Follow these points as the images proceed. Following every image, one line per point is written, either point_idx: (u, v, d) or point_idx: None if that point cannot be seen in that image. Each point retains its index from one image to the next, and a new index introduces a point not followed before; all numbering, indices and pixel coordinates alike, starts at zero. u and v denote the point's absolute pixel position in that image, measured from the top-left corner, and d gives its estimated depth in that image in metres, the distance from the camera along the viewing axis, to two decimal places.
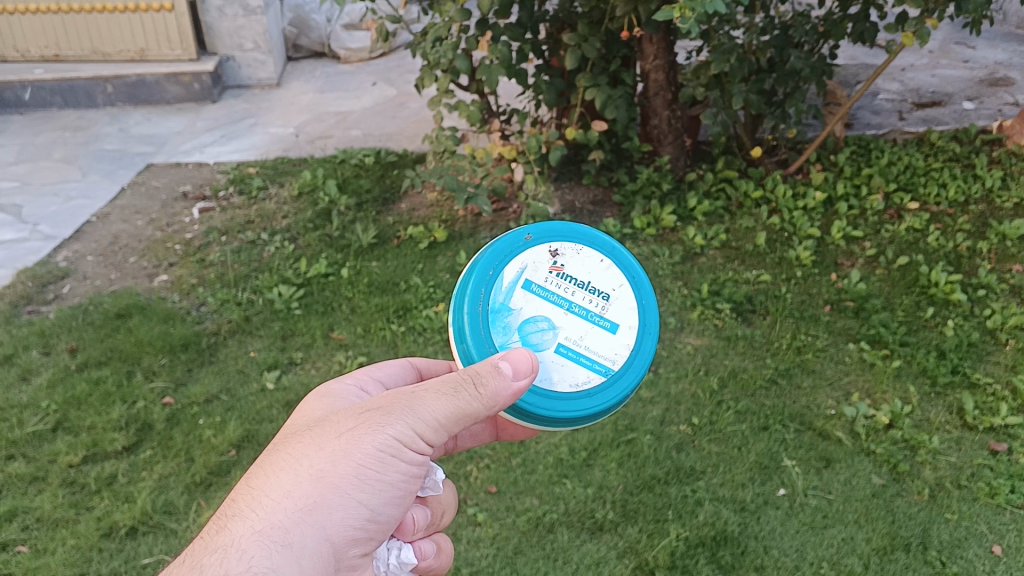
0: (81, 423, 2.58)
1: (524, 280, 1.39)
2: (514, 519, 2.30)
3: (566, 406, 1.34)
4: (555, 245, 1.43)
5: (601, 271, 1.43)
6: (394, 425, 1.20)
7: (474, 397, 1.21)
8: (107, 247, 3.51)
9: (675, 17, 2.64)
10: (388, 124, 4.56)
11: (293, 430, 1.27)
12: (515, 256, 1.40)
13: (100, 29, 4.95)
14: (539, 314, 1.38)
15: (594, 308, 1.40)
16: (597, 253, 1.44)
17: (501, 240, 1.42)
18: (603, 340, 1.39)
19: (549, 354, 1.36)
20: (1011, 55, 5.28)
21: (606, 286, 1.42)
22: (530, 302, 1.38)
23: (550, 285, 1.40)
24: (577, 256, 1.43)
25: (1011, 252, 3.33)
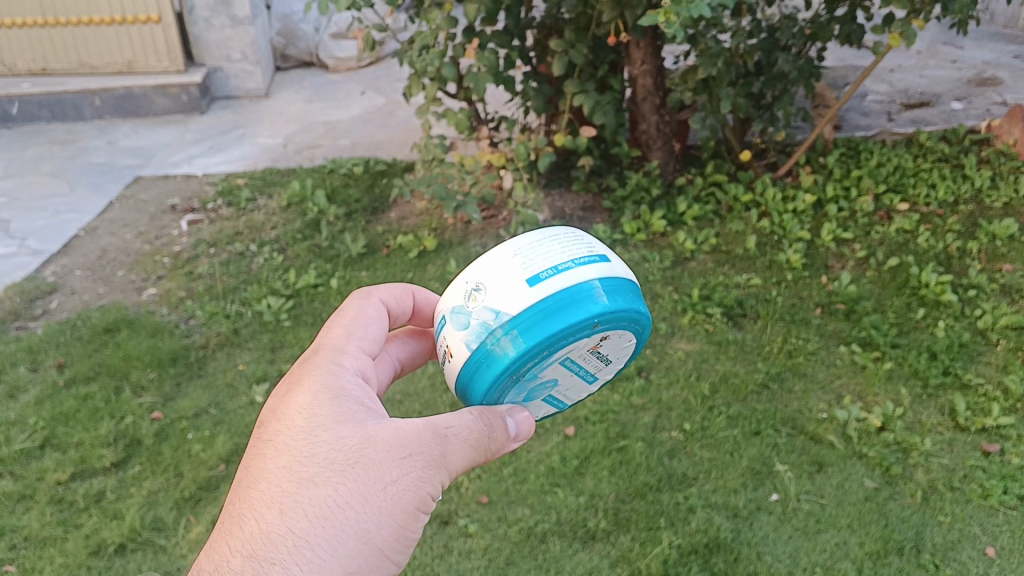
0: (70, 439, 2.56)
1: (563, 356, 1.26)
2: (506, 529, 2.29)
3: None
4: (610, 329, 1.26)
5: (621, 347, 1.34)
6: (432, 481, 1.17)
7: (484, 450, 1.24)
8: (95, 261, 3.49)
9: (661, 22, 2.64)
10: (377, 133, 4.55)
11: (314, 454, 1.15)
12: (572, 342, 1.22)
13: (87, 42, 4.94)
14: (552, 378, 1.32)
15: (592, 371, 1.37)
16: (633, 334, 1.32)
17: (574, 316, 1.19)
18: (578, 389, 1.40)
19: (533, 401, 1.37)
20: (998, 55, 5.29)
21: (614, 356, 1.36)
22: (552, 369, 1.29)
23: (579, 359, 1.30)
24: (618, 339, 1.30)
25: (1001, 252, 3.33)
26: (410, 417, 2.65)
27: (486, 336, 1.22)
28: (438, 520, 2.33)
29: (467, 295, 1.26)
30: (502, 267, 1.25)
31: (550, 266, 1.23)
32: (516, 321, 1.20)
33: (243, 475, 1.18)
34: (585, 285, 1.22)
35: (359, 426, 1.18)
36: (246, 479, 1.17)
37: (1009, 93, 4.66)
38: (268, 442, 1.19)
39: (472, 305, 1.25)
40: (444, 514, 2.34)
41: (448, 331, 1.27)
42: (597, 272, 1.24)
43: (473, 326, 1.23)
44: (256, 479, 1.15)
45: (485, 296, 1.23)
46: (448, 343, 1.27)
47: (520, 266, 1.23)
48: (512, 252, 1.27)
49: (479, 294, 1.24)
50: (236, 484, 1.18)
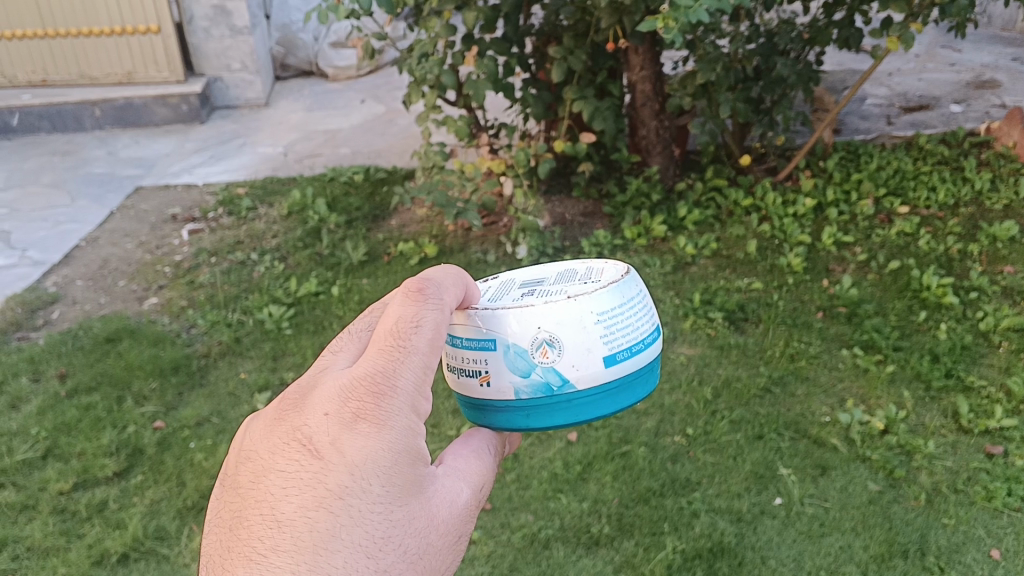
0: (72, 449, 2.56)
1: None
2: (509, 536, 2.29)
3: None
4: None
5: None
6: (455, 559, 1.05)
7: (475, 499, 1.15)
8: (97, 271, 3.50)
9: (659, 27, 2.65)
10: (377, 141, 4.56)
11: (394, 536, 0.92)
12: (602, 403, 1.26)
13: (87, 53, 4.95)
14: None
15: None
16: None
17: (626, 400, 1.23)
18: None
19: None
20: (997, 57, 5.29)
21: None
22: None
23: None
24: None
25: (1003, 254, 3.33)
26: None
27: (542, 396, 1.18)
28: None
29: (536, 340, 1.17)
30: (583, 331, 1.18)
31: (626, 346, 1.21)
32: (578, 396, 1.18)
33: (298, 530, 0.86)
34: (643, 369, 1.24)
35: (424, 501, 0.98)
36: (310, 540, 0.86)
37: (1009, 96, 4.67)
38: (336, 498, 0.89)
39: (539, 358, 1.17)
40: None
41: (497, 363, 1.18)
42: (651, 353, 1.26)
43: (531, 377, 1.17)
44: (327, 548, 0.86)
45: (558, 357, 1.17)
46: (491, 371, 1.19)
47: (601, 339, 1.19)
48: (595, 313, 1.20)
49: (552, 351, 1.17)
50: (284, 536, 0.86)
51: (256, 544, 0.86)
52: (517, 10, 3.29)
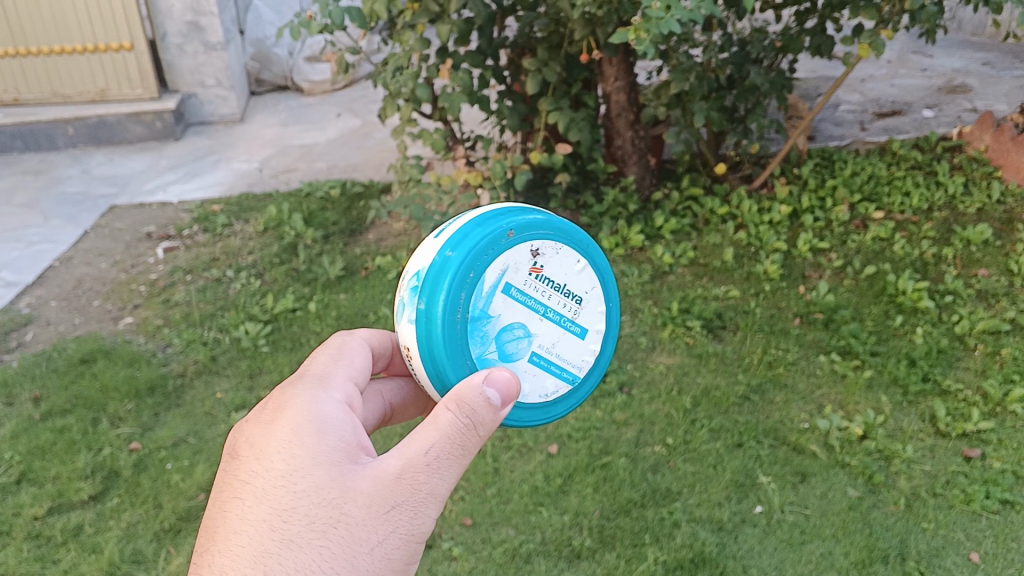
0: (46, 473, 2.53)
1: (504, 285, 1.23)
2: (490, 551, 2.27)
3: (533, 416, 1.30)
4: (536, 243, 1.26)
5: (578, 272, 1.30)
6: (426, 520, 1.07)
7: (476, 448, 1.12)
8: (71, 291, 3.46)
9: (630, 39, 2.66)
10: (354, 155, 4.55)
11: (297, 511, 1.01)
12: (496, 258, 1.22)
13: (59, 71, 4.91)
14: (516, 322, 1.26)
15: (567, 313, 1.31)
16: (575, 252, 1.30)
17: (481, 234, 1.22)
18: (573, 346, 1.32)
19: (523, 365, 1.27)
20: (967, 62, 5.35)
21: (579, 289, 1.31)
22: (509, 309, 1.24)
23: (528, 288, 1.26)
24: (557, 255, 1.28)
25: (976, 257, 3.36)
26: None
27: (418, 298, 1.22)
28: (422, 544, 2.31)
29: (395, 288, 1.29)
30: (417, 252, 1.30)
31: (450, 223, 1.28)
32: (431, 269, 1.22)
33: (218, 522, 1.04)
34: (487, 213, 1.26)
35: (344, 471, 1.05)
36: (222, 528, 1.03)
37: (979, 100, 4.72)
38: (245, 486, 1.05)
39: (401, 292, 1.27)
40: (427, 538, 2.32)
41: (397, 330, 1.27)
42: (496, 207, 1.28)
43: (406, 300, 1.24)
44: (234, 531, 1.01)
45: (407, 274, 1.26)
46: (401, 340, 1.26)
47: (427, 239, 1.29)
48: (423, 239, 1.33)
49: (403, 278, 1.27)
50: (209, 531, 1.04)
51: (200, 542, 1.05)
52: (490, 23, 3.28)
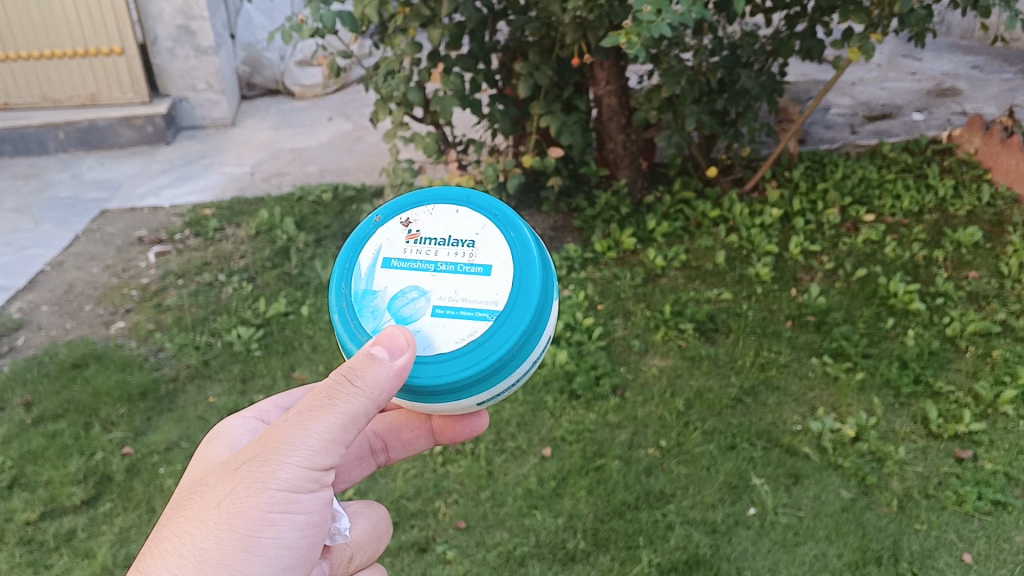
0: (38, 478, 2.52)
1: (383, 260, 1.33)
2: (484, 554, 2.27)
3: (455, 367, 1.23)
4: (406, 215, 1.37)
5: (458, 220, 1.34)
6: (284, 472, 1.14)
7: (352, 396, 1.16)
8: (62, 296, 3.45)
9: (621, 43, 2.67)
10: (345, 159, 4.55)
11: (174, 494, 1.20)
12: (369, 242, 1.36)
13: (49, 75, 4.90)
14: (406, 286, 1.30)
15: (460, 259, 1.30)
16: (451, 206, 1.36)
17: (356, 233, 1.39)
18: (479, 285, 1.27)
19: (425, 320, 1.27)
20: (956, 66, 5.38)
21: (467, 233, 1.32)
22: (393, 278, 1.31)
23: (409, 255, 1.32)
24: (432, 217, 1.36)
25: (967, 259, 3.38)
26: None
27: None
28: (416, 547, 2.31)
29: None
30: None
31: None
32: None
33: None
34: None
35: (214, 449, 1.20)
36: None
37: (969, 103, 4.74)
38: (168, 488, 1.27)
39: None
40: (421, 541, 2.32)
41: None
42: None
43: None
44: None
45: None
46: None
47: None
48: None
49: None
50: None
51: None
52: (482, 26, 3.28)
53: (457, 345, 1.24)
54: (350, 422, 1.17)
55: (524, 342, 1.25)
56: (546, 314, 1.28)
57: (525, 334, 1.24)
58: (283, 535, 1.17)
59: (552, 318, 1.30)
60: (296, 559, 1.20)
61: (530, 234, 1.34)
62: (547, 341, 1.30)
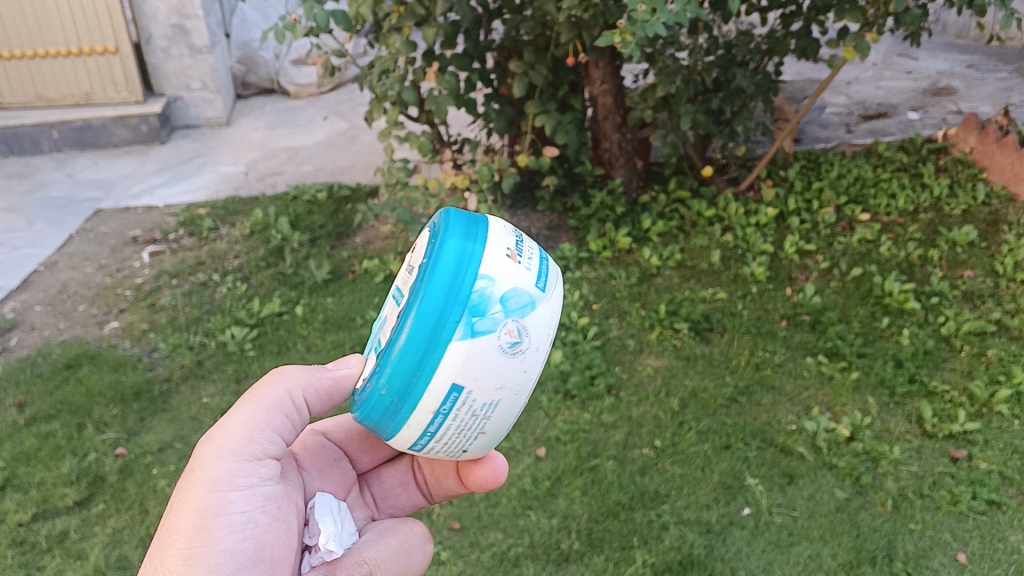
0: (31, 479, 2.51)
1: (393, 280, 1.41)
2: (478, 555, 2.26)
3: (361, 403, 1.27)
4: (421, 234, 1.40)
5: (422, 242, 1.32)
6: (209, 471, 1.27)
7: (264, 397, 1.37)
8: (56, 296, 3.43)
9: (616, 42, 2.65)
10: (340, 158, 4.54)
11: None
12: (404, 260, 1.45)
13: (43, 74, 4.88)
14: (381, 310, 1.37)
15: (401, 286, 1.30)
16: (431, 224, 1.34)
17: None
18: (393, 318, 1.26)
19: (370, 348, 1.34)
20: (952, 64, 5.38)
21: (416, 258, 1.30)
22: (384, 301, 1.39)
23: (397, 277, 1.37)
24: (421, 235, 1.36)
25: (962, 258, 3.38)
26: None
27: None
28: None
29: None
30: None
31: None
32: None
33: None
34: None
35: None
36: None
37: (964, 102, 4.74)
38: None
39: None
40: None
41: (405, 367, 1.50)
42: None
43: None
44: None
45: None
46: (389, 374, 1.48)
47: None
48: None
49: None
50: None
51: None
52: (477, 26, 3.27)
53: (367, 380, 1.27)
54: (255, 419, 1.34)
55: (393, 388, 1.21)
56: (431, 359, 1.18)
57: (393, 380, 1.21)
58: (227, 537, 1.23)
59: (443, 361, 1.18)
60: (253, 566, 1.23)
61: (457, 259, 1.21)
62: (450, 389, 1.19)
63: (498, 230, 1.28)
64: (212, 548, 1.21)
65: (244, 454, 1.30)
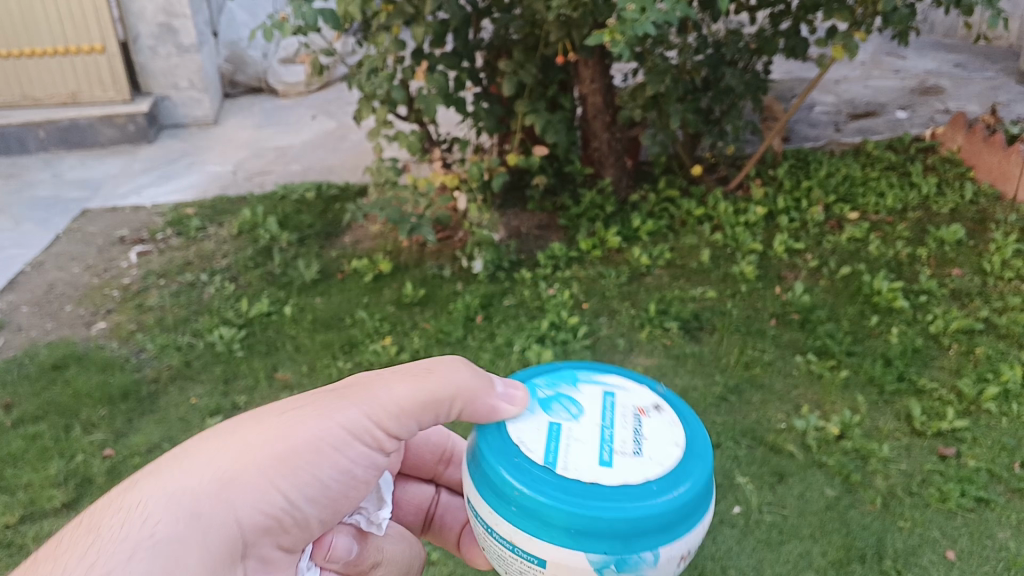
0: (18, 481, 2.49)
1: (607, 389, 1.21)
2: (468, 556, 2.25)
3: (487, 466, 1.12)
4: (660, 401, 1.20)
5: (666, 441, 1.13)
6: (346, 409, 1.22)
7: (436, 384, 1.24)
8: (42, 296, 3.41)
9: (606, 41, 2.65)
10: (329, 157, 4.52)
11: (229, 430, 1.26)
12: (626, 377, 1.26)
13: (29, 74, 4.84)
14: (578, 401, 1.18)
15: (619, 442, 1.11)
16: (681, 435, 1.14)
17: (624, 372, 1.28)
18: (585, 453, 1.09)
19: (539, 415, 1.16)
20: (940, 63, 5.40)
21: (648, 448, 1.11)
22: (584, 394, 1.20)
23: (619, 409, 1.17)
24: (662, 419, 1.16)
25: (950, 257, 3.39)
26: None
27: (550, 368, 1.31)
28: None
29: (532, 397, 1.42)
30: None
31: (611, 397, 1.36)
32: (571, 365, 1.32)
33: None
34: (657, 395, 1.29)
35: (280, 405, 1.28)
36: None
37: (952, 101, 4.76)
38: None
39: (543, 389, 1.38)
40: None
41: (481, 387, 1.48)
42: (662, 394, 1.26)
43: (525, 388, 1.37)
44: None
45: None
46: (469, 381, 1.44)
47: None
48: None
49: None
50: None
51: None
52: (466, 24, 3.26)
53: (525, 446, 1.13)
54: (414, 403, 1.24)
55: (524, 514, 1.06)
56: (564, 541, 1.04)
57: (523, 511, 1.07)
58: (323, 473, 1.19)
59: (573, 553, 1.05)
60: (316, 504, 1.20)
61: (658, 526, 1.05)
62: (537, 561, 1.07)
63: (706, 520, 1.13)
64: (302, 476, 1.18)
65: (376, 421, 1.23)
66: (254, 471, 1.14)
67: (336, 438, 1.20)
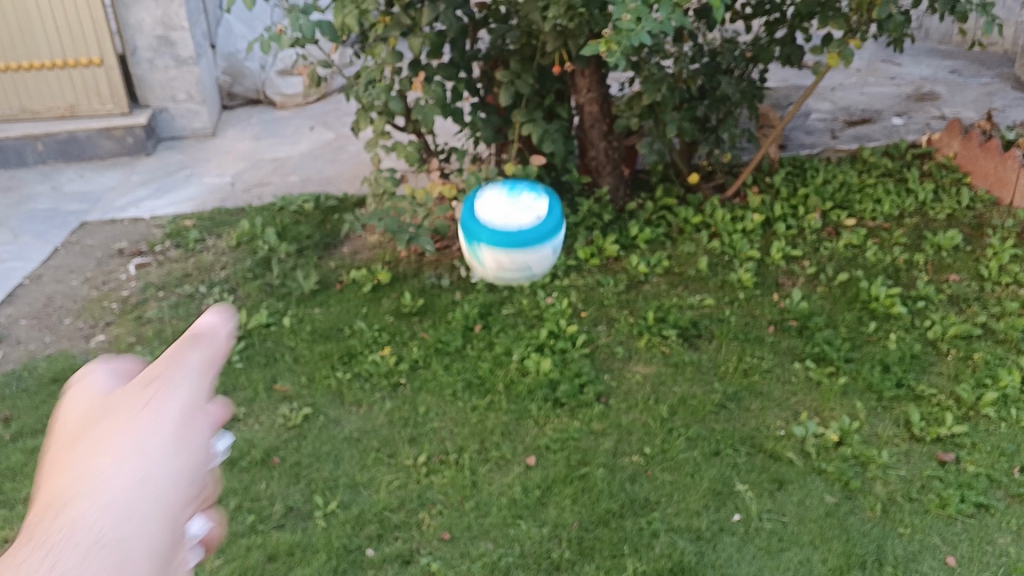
0: (17, 495, 2.48)
1: (510, 205, 2.23)
2: (469, 565, 2.25)
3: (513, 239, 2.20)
4: (516, 202, 2.24)
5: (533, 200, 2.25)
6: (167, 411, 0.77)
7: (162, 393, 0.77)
8: (41, 309, 3.41)
9: (602, 51, 2.66)
10: (328, 168, 4.54)
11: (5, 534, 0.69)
12: (492, 211, 2.23)
13: (27, 87, 4.86)
14: (514, 215, 2.21)
15: (534, 213, 2.22)
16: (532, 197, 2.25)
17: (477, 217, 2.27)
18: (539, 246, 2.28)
19: (510, 226, 2.20)
20: (935, 70, 5.42)
21: (537, 207, 2.24)
22: (506, 216, 2.21)
23: (518, 204, 2.23)
24: (532, 201, 2.25)
25: (947, 262, 3.40)
26: (369, 455, 2.60)
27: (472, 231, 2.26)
28: (400, 559, 2.27)
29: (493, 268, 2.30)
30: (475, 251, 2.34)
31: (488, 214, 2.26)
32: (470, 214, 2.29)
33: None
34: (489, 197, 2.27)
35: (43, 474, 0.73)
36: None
37: (948, 107, 4.78)
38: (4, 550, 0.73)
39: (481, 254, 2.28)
40: (405, 553, 2.28)
41: None
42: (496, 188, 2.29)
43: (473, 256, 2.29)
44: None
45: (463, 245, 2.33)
46: None
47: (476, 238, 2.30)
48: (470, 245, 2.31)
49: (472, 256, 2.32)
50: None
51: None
52: (463, 35, 3.28)
53: (484, 214, 2.23)
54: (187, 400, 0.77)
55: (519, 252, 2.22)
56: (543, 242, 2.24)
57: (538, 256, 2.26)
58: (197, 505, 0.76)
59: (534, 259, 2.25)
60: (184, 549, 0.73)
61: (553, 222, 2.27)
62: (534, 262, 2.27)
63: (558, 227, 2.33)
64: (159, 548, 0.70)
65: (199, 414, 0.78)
66: (123, 403, 0.77)
67: (197, 380, 0.79)
